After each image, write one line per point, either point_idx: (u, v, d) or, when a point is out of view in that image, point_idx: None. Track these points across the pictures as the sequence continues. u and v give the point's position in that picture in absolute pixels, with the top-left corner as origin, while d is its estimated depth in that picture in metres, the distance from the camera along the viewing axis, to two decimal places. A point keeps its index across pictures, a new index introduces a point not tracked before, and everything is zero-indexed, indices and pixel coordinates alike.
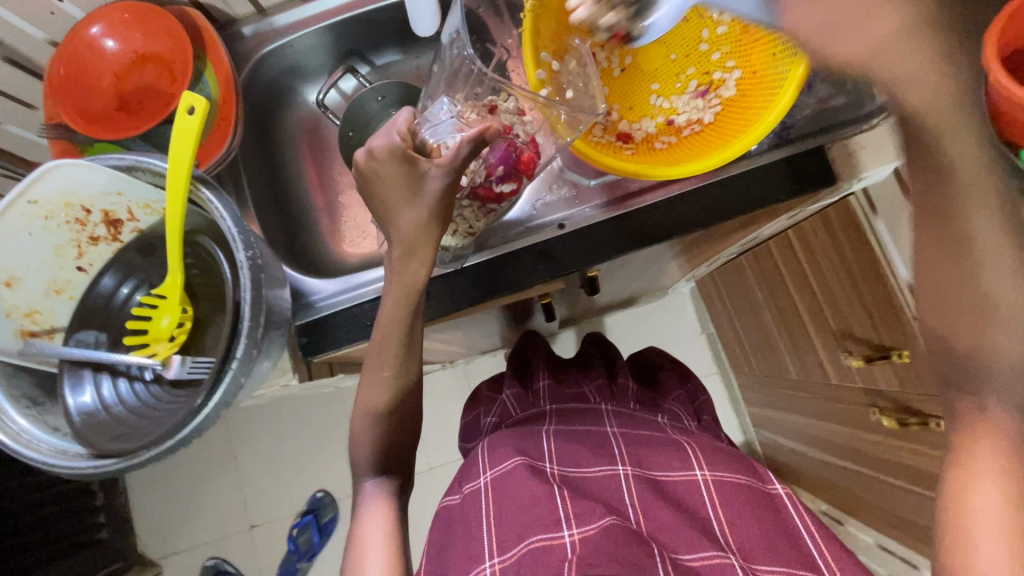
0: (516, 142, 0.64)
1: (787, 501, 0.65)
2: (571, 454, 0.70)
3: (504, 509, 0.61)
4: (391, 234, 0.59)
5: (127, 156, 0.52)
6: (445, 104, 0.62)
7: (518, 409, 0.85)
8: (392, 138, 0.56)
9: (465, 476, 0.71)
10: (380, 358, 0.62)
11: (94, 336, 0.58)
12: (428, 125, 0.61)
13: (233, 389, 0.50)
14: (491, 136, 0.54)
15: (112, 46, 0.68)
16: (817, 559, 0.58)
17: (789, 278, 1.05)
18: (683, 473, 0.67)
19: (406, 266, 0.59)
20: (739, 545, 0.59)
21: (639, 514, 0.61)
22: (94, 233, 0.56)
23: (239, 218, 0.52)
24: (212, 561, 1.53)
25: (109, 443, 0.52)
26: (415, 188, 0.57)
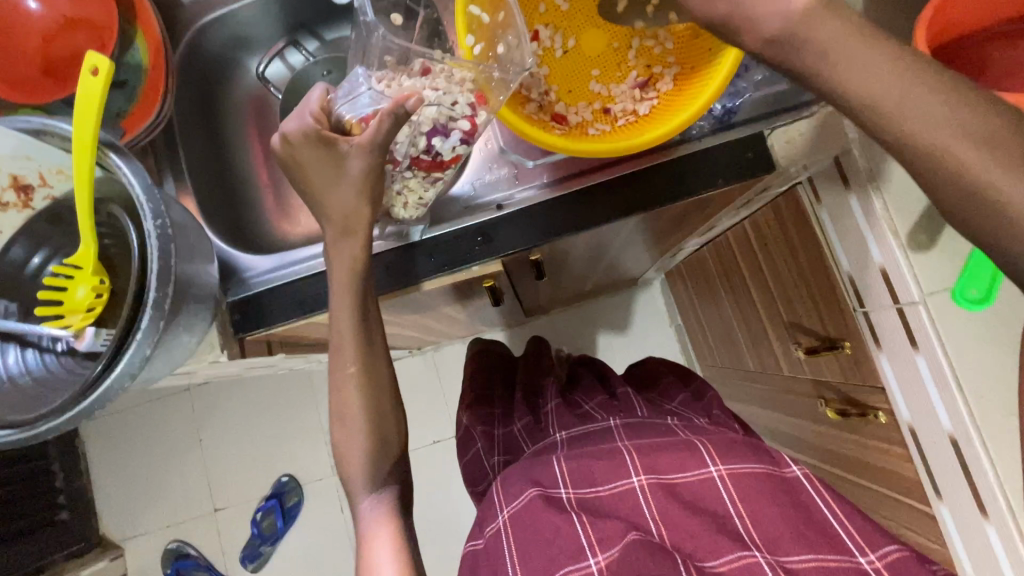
0: (452, 109, 0.55)
1: (804, 482, 0.63)
2: (582, 471, 0.67)
3: (528, 544, 0.61)
4: (321, 218, 0.59)
5: (33, 119, 0.50)
6: (360, 72, 0.57)
7: (528, 440, 0.94)
8: (304, 121, 0.56)
9: (484, 519, 0.69)
10: (340, 355, 0.60)
11: (3, 306, 0.56)
12: (347, 100, 0.57)
13: (137, 360, 0.49)
14: (412, 107, 0.51)
15: (35, 8, 0.65)
16: (848, 541, 0.58)
17: (746, 270, 1.04)
18: (699, 473, 0.64)
19: (340, 246, 0.59)
20: (764, 539, 0.59)
21: (660, 525, 0.60)
22: (3, 199, 0.55)
23: (148, 184, 0.50)
24: (174, 544, 1.51)
25: (7, 413, 0.50)
26: (335, 167, 0.56)
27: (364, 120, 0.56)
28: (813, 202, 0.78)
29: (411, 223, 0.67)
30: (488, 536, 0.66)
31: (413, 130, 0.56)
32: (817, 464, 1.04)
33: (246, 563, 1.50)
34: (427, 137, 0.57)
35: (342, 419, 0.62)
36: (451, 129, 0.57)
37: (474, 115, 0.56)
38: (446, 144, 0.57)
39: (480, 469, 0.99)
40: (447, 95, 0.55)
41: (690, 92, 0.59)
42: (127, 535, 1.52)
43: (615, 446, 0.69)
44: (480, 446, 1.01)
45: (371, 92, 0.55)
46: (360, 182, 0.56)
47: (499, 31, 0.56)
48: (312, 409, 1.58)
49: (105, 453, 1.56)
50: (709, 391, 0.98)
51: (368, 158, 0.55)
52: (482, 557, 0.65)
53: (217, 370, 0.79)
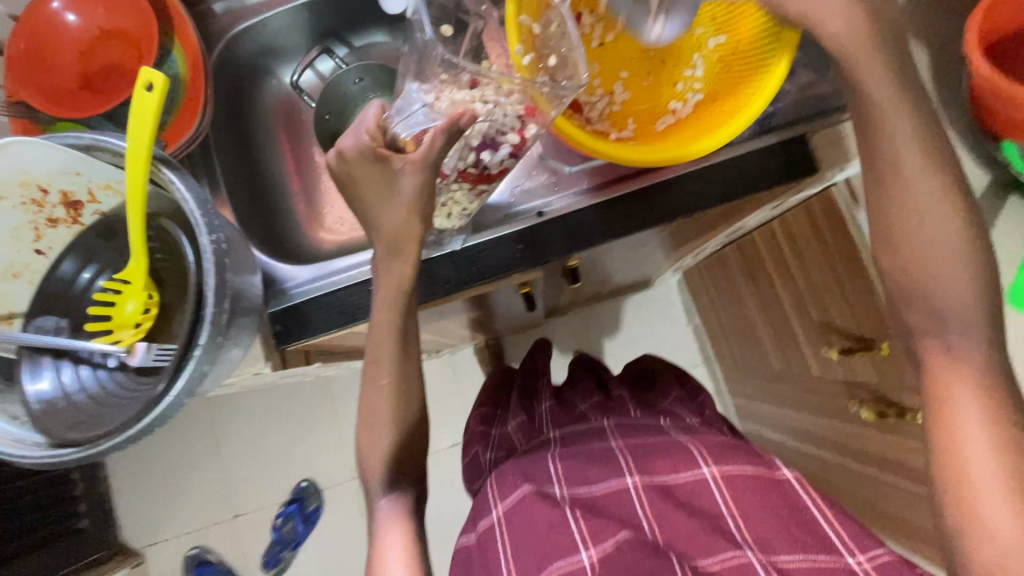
0: (501, 129, 0.56)
1: (795, 485, 0.63)
2: (578, 471, 0.67)
3: (523, 538, 0.61)
4: (372, 234, 0.58)
5: (85, 135, 0.50)
6: (415, 89, 0.57)
7: (522, 442, 0.88)
8: (361, 139, 0.57)
9: (478, 514, 0.69)
10: (377, 367, 0.60)
11: (54, 322, 0.56)
12: (401, 116, 0.57)
13: (197, 377, 0.49)
14: (467, 123, 0.51)
15: (73, 21, 0.65)
16: (835, 542, 0.59)
17: (774, 271, 1.04)
18: (691, 473, 0.65)
19: (390, 266, 0.58)
20: (756, 538, 0.60)
21: (654, 523, 0.62)
22: (53, 216, 0.54)
23: (203, 200, 0.51)
24: (196, 549, 1.51)
25: (69, 432, 0.51)
26: (387, 182, 0.56)
27: (419, 137, 0.56)
28: (850, 204, 0.77)
29: (451, 233, 0.68)
30: (482, 530, 0.65)
31: (463, 146, 0.56)
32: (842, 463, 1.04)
33: (269, 568, 1.51)
34: (476, 151, 0.57)
35: (385, 428, 0.62)
36: (501, 143, 0.57)
37: (523, 128, 0.56)
38: (495, 158, 0.57)
39: (477, 467, 0.94)
40: (497, 109, 0.55)
41: (703, 124, 0.61)
42: (147, 542, 1.52)
43: (609, 447, 0.71)
44: (479, 447, 0.97)
45: (425, 109, 0.55)
46: (412, 199, 0.56)
47: (549, 42, 0.56)
48: (331, 414, 1.58)
49: (124, 460, 1.55)
50: (704, 393, 0.97)
51: (422, 176, 0.55)
52: (476, 551, 0.66)
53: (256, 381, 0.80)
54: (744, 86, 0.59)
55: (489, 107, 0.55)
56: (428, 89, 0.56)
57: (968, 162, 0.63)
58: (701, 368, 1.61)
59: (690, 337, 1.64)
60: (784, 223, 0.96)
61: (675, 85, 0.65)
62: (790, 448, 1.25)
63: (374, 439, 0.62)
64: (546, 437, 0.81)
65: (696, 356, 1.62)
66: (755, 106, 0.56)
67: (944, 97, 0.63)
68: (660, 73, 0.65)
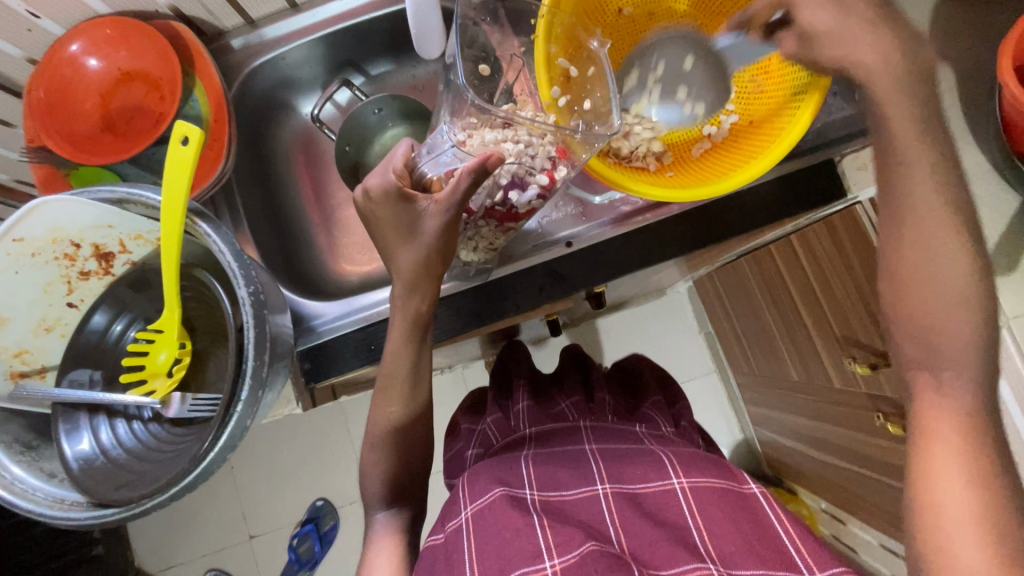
0: (531, 169, 0.53)
1: (761, 500, 0.62)
2: (550, 475, 0.64)
3: (486, 544, 0.55)
4: (389, 270, 0.57)
5: (117, 188, 0.49)
6: (446, 128, 0.54)
7: (497, 438, 0.80)
8: (386, 177, 0.54)
9: (446, 514, 0.62)
10: (386, 393, 0.60)
11: (88, 375, 0.55)
12: (428, 153, 0.55)
13: (239, 431, 0.49)
14: (493, 165, 0.48)
15: (94, 64, 0.64)
16: (795, 559, 0.54)
17: (792, 284, 1.03)
18: (661, 483, 0.62)
19: (406, 301, 0.57)
20: (719, 552, 0.55)
21: (619, 532, 0.57)
22: (85, 268, 0.54)
23: (239, 250, 0.50)
24: (212, 573, 1.50)
25: (111, 491, 0.50)
26: (408, 224, 0.54)
27: (447, 177, 0.54)
28: None
29: (477, 264, 0.66)
30: (450, 531, 0.59)
31: (492, 183, 0.53)
32: (864, 474, 1.02)
33: None
34: (504, 190, 0.54)
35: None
36: (529, 183, 0.54)
37: (553, 169, 0.54)
38: (523, 198, 0.55)
39: (459, 462, 0.86)
40: (529, 149, 0.52)
41: (747, 148, 0.61)
42: (164, 565, 1.51)
43: (581, 450, 0.68)
44: (462, 443, 0.89)
45: (454, 151, 0.52)
46: (434, 239, 0.54)
47: (587, 85, 0.56)
48: (343, 432, 1.56)
49: None
50: (683, 398, 0.93)
51: (445, 217, 0.53)
52: (440, 556, 0.58)
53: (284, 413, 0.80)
54: (782, 107, 0.59)
55: (519, 148, 0.52)
56: (456, 129, 0.53)
57: (999, 184, 0.63)
58: (714, 375, 1.61)
59: (703, 345, 1.63)
60: (804, 236, 0.95)
61: (708, 109, 0.65)
62: (807, 456, 1.24)
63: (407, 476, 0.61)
64: (521, 433, 0.75)
65: (709, 363, 1.62)
66: (798, 127, 0.56)
67: (971, 119, 0.64)
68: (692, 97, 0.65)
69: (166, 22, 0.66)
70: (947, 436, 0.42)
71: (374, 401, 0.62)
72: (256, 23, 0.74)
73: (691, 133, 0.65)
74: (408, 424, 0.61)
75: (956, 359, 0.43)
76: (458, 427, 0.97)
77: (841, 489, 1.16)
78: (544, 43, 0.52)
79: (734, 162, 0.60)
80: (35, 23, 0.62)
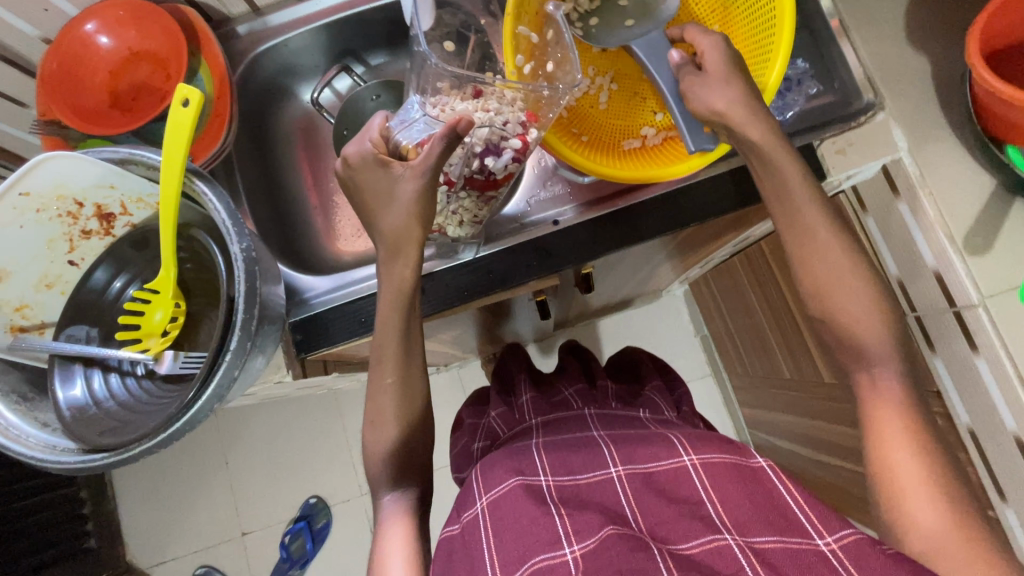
0: (504, 133, 0.55)
1: (771, 472, 0.57)
2: (562, 460, 0.62)
3: (504, 531, 0.54)
4: (375, 235, 0.59)
5: (121, 149, 0.52)
6: (416, 100, 0.57)
7: (505, 429, 0.79)
8: (364, 146, 0.58)
9: (462, 505, 0.62)
10: (381, 365, 0.60)
11: (86, 331, 0.58)
12: (403, 125, 0.58)
13: (226, 382, 0.51)
14: (463, 130, 0.50)
15: (106, 42, 0.68)
16: (806, 525, 0.52)
17: (780, 277, 1.01)
18: (672, 461, 0.59)
19: (391, 267, 0.58)
20: (734, 521, 0.53)
21: (636, 512, 0.55)
22: (86, 227, 0.57)
23: (233, 211, 0.53)
24: (201, 569, 1.41)
25: (99, 437, 0.52)
26: (387, 190, 0.57)
27: (421, 144, 0.56)
28: (857, 209, 0.77)
29: (466, 241, 0.68)
30: (466, 521, 0.58)
31: (466, 151, 0.56)
32: (856, 471, 1.01)
33: None
34: (480, 157, 0.57)
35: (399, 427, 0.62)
36: (503, 148, 0.56)
37: (526, 133, 0.56)
38: (498, 163, 0.57)
39: (464, 457, 0.84)
40: (498, 116, 0.55)
41: (657, 160, 0.63)
42: (154, 561, 1.43)
43: (592, 436, 0.66)
44: (466, 438, 0.87)
45: (424, 119, 0.55)
46: (412, 205, 0.56)
47: (547, 50, 0.58)
48: (340, 428, 1.49)
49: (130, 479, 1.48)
50: (682, 384, 0.93)
51: (420, 181, 0.55)
52: (458, 544, 0.57)
53: (274, 390, 0.80)
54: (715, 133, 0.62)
55: (489, 115, 0.55)
56: (427, 100, 0.56)
57: (972, 165, 0.64)
58: (710, 379, 1.60)
59: (699, 348, 1.62)
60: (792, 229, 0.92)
61: (655, 113, 0.66)
62: (800, 456, 1.23)
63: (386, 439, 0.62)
64: (529, 423, 0.75)
65: (705, 366, 1.61)
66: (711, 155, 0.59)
67: (943, 104, 0.66)
68: (643, 95, 0.66)
69: (176, 6, 0.70)
70: (888, 418, 0.53)
71: (371, 379, 0.61)
72: (261, 10, 0.77)
73: (630, 127, 0.66)
74: (398, 395, 0.61)
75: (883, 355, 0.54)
76: (461, 422, 0.96)
77: (835, 490, 1.13)
78: (509, 18, 0.55)
79: (642, 165, 0.63)
80: (52, 3, 0.66)
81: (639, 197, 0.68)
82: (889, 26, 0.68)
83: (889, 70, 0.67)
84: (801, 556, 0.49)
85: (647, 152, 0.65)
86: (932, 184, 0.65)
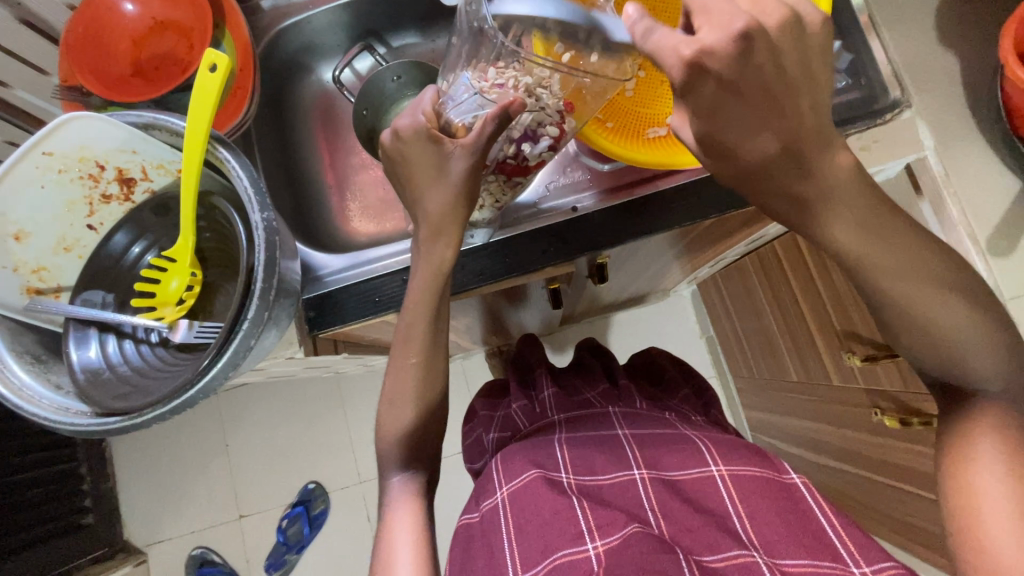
0: (542, 123, 0.55)
1: (805, 491, 0.56)
2: (585, 459, 0.61)
3: (525, 524, 0.54)
4: (418, 215, 0.58)
5: (145, 113, 0.53)
6: (466, 74, 0.55)
7: (526, 423, 0.76)
8: (417, 118, 0.56)
9: (483, 493, 0.62)
10: (406, 344, 0.59)
11: (101, 297, 0.58)
12: (453, 103, 0.56)
13: (242, 351, 0.51)
14: (516, 111, 0.51)
15: (130, 10, 0.68)
16: (840, 550, 0.50)
17: (794, 280, 0.98)
18: (699, 471, 0.59)
19: (432, 248, 0.57)
20: (762, 541, 0.52)
21: (660, 518, 0.55)
22: (107, 191, 0.57)
23: (254, 177, 0.53)
24: (199, 550, 1.41)
25: (111, 401, 0.52)
26: (437, 165, 0.55)
27: (470, 123, 0.56)
28: None
29: (480, 225, 0.66)
30: (486, 511, 0.59)
31: (506, 137, 0.56)
32: (860, 475, 0.99)
33: (271, 571, 1.39)
34: (517, 143, 0.57)
35: (412, 405, 0.61)
36: (541, 135, 0.56)
37: (563, 122, 0.56)
38: (534, 150, 0.58)
39: (479, 448, 0.84)
40: (541, 102, 0.54)
41: (683, 149, 0.64)
42: (150, 540, 1.42)
43: (616, 435, 0.65)
44: (481, 429, 0.86)
45: (476, 98, 0.54)
46: (459, 186, 0.56)
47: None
48: (340, 416, 1.48)
49: (129, 458, 1.46)
50: (711, 389, 0.91)
51: (471, 161, 0.55)
52: (478, 532, 0.58)
53: (282, 368, 0.79)
54: None
55: (533, 101, 0.54)
56: (476, 75, 0.54)
57: (998, 170, 0.64)
58: (714, 381, 1.59)
59: (704, 349, 1.61)
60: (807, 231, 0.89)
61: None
62: (804, 460, 1.21)
63: (398, 419, 0.61)
64: (551, 420, 0.73)
65: (709, 368, 1.60)
66: None
67: (970, 104, 0.65)
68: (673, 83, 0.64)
69: None
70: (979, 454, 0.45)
71: (394, 355, 0.61)
72: None
73: (657, 115, 0.65)
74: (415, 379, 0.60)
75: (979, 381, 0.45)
76: (474, 413, 0.96)
77: (837, 495, 1.12)
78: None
79: (669, 154, 0.64)
80: None
81: (658, 186, 0.67)
82: (920, 26, 0.67)
83: (917, 67, 0.66)
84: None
85: (671, 140, 0.65)
86: (957, 183, 0.64)
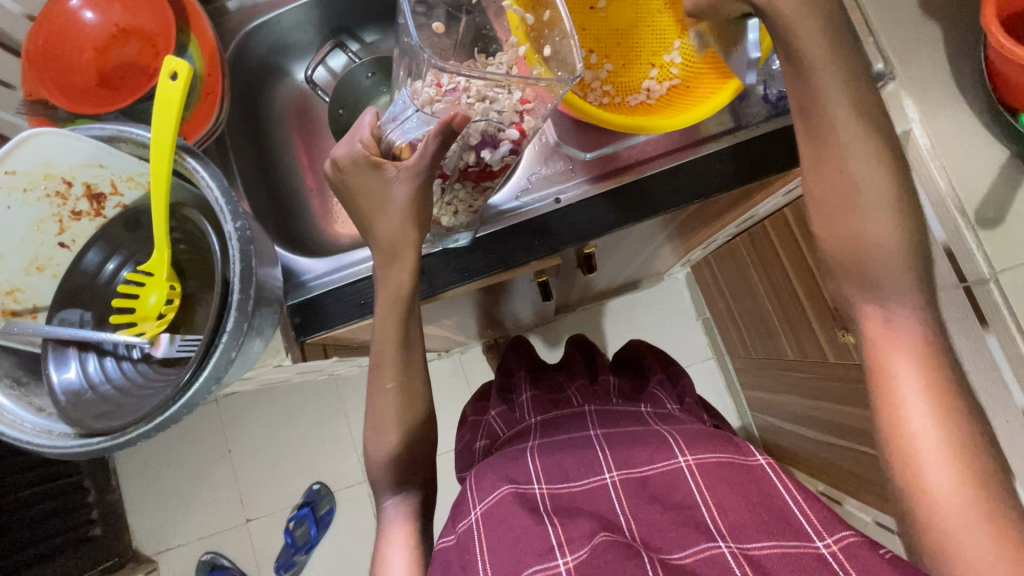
0: (500, 126, 0.51)
1: (767, 470, 0.56)
2: (557, 466, 0.60)
3: (498, 543, 0.53)
4: (369, 239, 0.57)
5: (108, 126, 0.53)
6: (405, 91, 0.51)
7: (504, 429, 0.77)
8: (354, 147, 0.55)
9: (456, 513, 0.60)
10: (379, 369, 0.58)
11: (78, 315, 0.58)
12: (394, 122, 0.53)
13: (223, 364, 0.50)
14: (460, 125, 0.46)
15: (90, 18, 0.66)
16: (804, 525, 0.50)
17: (786, 259, 0.97)
18: (666, 463, 0.58)
19: (388, 272, 0.56)
20: (728, 525, 0.52)
21: (630, 519, 0.54)
22: (77, 208, 0.57)
23: (226, 188, 0.52)
24: (208, 556, 1.41)
25: (94, 421, 0.52)
26: (380, 191, 0.54)
27: (414, 143, 0.53)
28: None
29: (459, 228, 0.65)
30: (461, 531, 0.56)
31: (462, 144, 0.52)
32: (859, 451, 1.00)
33: (281, 572, 1.40)
34: (475, 150, 0.53)
35: (399, 411, 0.60)
36: (500, 140, 0.52)
37: (522, 122, 0.51)
38: (495, 155, 0.53)
39: (468, 454, 0.83)
40: (495, 105, 0.49)
41: (673, 106, 0.61)
42: (160, 548, 1.42)
43: (587, 435, 0.64)
44: (470, 435, 0.86)
45: (418, 115, 0.50)
46: (409, 206, 0.54)
47: (544, 30, 0.52)
48: (340, 416, 1.48)
49: (130, 468, 1.45)
50: (686, 375, 0.90)
51: (416, 181, 0.53)
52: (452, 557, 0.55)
53: (273, 375, 0.78)
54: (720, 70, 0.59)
55: (485, 105, 0.49)
56: (421, 85, 0.49)
57: (985, 138, 0.63)
58: (712, 362, 1.59)
59: (700, 332, 1.61)
60: (795, 209, 0.88)
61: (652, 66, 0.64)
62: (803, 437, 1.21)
63: (387, 423, 0.60)
64: (528, 423, 0.73)
65: (706, 350, 1.59)
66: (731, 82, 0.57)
67: (955, 74, 0.64)
68: (638, 51, 0.64)
69: None
70: (899, 364, 0.46)
71: (370, 382, 0.60)
72: None
73: (630, 84, 0.64)
74: (406, 388, 0.60)
75: (898, 283, 0.47)
76: (465, 419, 0.96)
77: (838, 469, 1.13)
78: None
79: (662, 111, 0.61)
80: None
81: (641, 172, 0.66)
82: None
83: (903, 38, 0.65)
84: (798, 561, 0.47)
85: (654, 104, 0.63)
86: (945, 156, 0.63)
